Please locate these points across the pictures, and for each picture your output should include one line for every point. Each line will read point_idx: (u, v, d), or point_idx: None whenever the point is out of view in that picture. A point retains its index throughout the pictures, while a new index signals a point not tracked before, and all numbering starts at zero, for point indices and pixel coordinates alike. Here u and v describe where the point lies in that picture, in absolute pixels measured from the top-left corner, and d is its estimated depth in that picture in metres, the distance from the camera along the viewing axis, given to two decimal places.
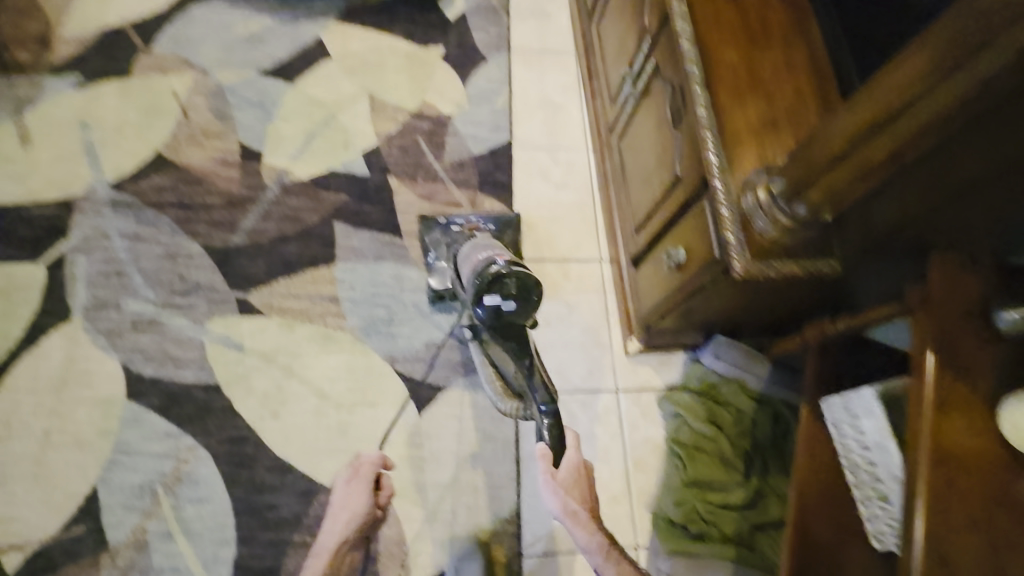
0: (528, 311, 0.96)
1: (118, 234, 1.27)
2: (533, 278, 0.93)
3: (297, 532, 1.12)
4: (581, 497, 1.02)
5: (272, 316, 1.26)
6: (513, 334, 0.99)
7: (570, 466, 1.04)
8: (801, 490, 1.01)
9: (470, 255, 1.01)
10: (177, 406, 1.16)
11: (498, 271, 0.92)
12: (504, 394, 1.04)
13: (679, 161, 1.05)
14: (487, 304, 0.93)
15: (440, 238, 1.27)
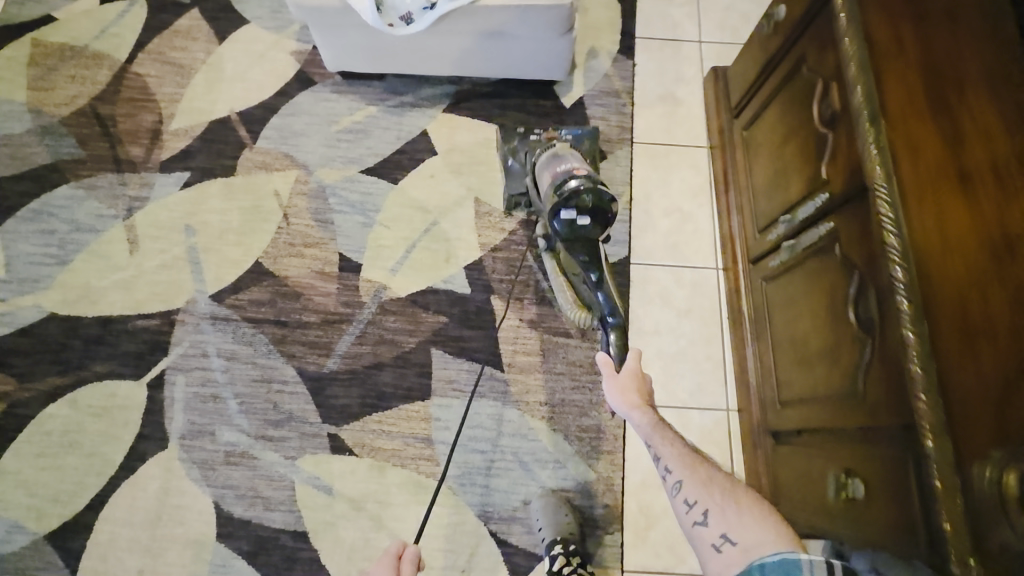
0: (601, 229, 1.03)
1: (215, 353, 1.23)
2: (609, 196, 1.01)
3: None
4: (642, 394, 0.92)
5: (364, 457, 1.17)
6: (592, 249, 1.05)
7: (631, 372, 0.94)
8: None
9: (550, 164, 1.12)
10: (265, 553, 1.11)
11: (576, 188, 1.01)
12: (576, 303, 1.16)
13: (864, 374, 0.84)
14: (563, 218, 1.01)
15: (517, 146, 1.30)
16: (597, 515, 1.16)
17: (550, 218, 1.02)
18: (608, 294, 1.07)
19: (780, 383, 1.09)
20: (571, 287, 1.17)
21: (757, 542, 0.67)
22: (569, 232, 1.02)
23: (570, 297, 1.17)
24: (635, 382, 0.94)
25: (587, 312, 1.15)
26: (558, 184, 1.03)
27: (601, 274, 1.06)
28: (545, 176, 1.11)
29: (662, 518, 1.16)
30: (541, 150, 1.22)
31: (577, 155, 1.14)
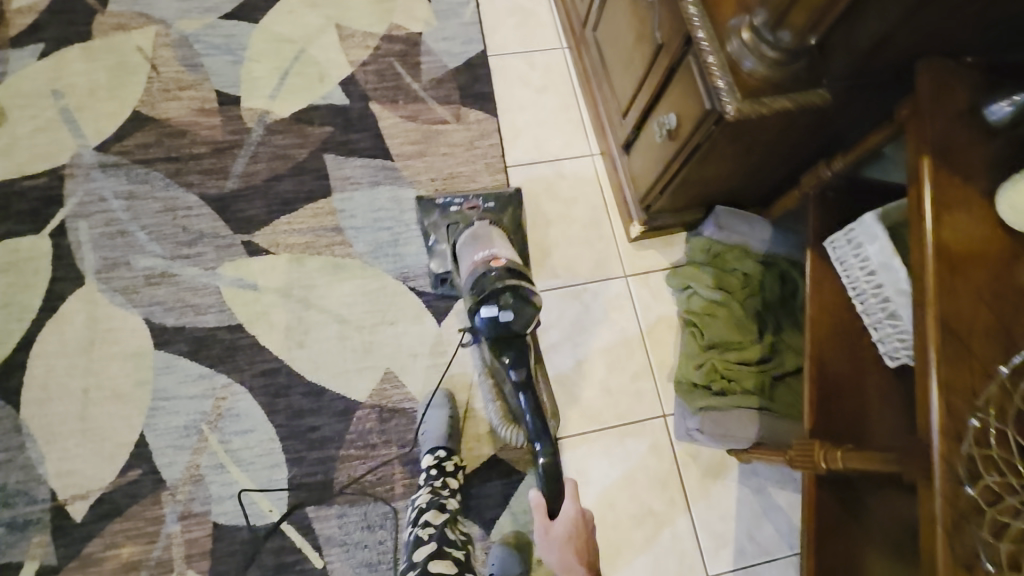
0: (525, 321, 1.01)
1: (113, 196, 1.27)
2: (528, 288, 1.01)
3: (343, 448, 1.16)
4: (579, 547, 0.94)
5: (281, 253, 1.27)
6: (518, 347, 1.02)
7: (565, 519, 0.96)
8: (821, 340, 1.02)
9: (469, 253, 1.14)
10: (206, 348, 1.19)
11: (496, 282, 1.02)
12: (504, 419, 1.16)
13: (657, 27, 1.03)
14: (484, 314, 0.99)
15: (439, 221, 1.29)
16: None
17: (472, 313, 1.02)
18: (532, 393, 1.01)
19: (620, 101, 1.29)
20: (503, 406, 1.18)
21: None
22: (493, 331, 1.00)
23: (499, 412, 1.17)
24: (571, 532, 0.95)
25: (516, 427, 1.15)
26: (478, 281, 1.04)
27: (528, 371, 1.01)
28: (465, 267, 1.13)
29: (556, 249, 1.35)
30: (462, 229, 1.23)
31: (498, 237, 1.16)
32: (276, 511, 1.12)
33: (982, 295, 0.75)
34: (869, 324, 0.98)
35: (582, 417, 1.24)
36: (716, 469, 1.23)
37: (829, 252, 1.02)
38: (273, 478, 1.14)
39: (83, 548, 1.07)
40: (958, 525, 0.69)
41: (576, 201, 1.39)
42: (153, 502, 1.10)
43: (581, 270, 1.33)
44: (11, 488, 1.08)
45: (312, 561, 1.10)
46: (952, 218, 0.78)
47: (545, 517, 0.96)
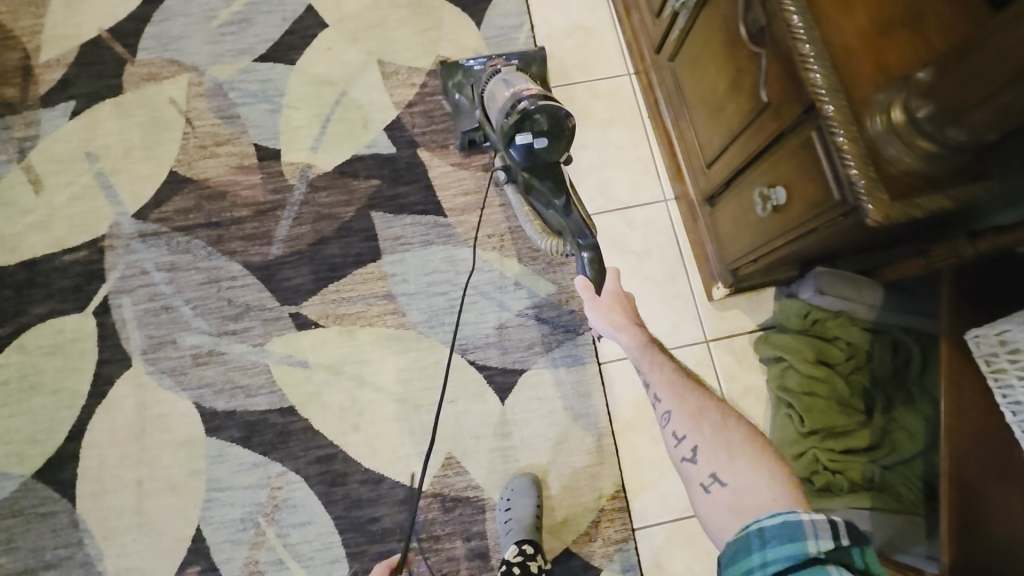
0: (562, 148, 0.97)
1: (155, 267, 1.21)
2: (564, 111, 0.95)
3: (406, 541, 1.09)
4: (624, 315, 0.96)
5: (331, 326, 1.18)
6: (555, 176, 0.99)
7: (611, 295, 0.98)
8: (958, 451, 0.88)
9: (496, 92, 1.05)
10: (258, 434, 1.13)
11: (527, 109, 0.95)
12: (546, 232, 1.12)
13: (767, 85, 0.87)
14: (519, 144, 0.95)
15: (461, 78, 1.24)
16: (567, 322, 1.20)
17: (504, 147, 0.97)
18: (580, 220, 1.03)
19: (704, 149, 1.13)
20: (539, 220, 1.13)
21: (748, 482, 0.73)
22: (529, 160, 0.97)
23: (537, 227, 1.13)
24: (617, 305, 0.97)
25: (557, 239, 1.12)
26: (511, 111, 0.96)
27: (569, 198, 1.00)
28: (494, 99, 1.05)
29: None
30: (487, 76, 1.15)
31: (527, 77, 1.06)
32: None
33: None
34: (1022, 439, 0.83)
35: (662, 503, 1.13)
36: None
37: (969, 348, 0.88)
38: (334, 573, 1.07)
39: None
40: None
41: (648, 255, 1.25)
42: None
43: (655, 334, 1.21)
44: None
45: None
46: None
47: (591, 293, 0.98)
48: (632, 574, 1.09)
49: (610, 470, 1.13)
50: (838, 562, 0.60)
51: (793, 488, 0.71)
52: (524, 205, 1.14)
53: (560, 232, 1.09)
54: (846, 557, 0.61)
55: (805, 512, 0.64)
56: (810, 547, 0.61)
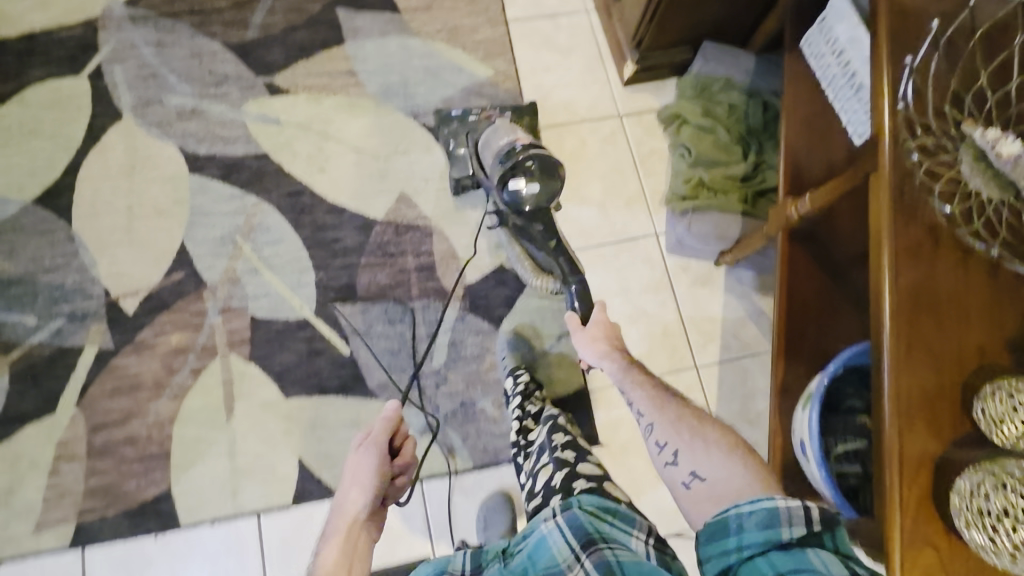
0: (552, 191, 1.12)
1: (143, 43, 1.38)
2: (553, 159, 1.10)
3: (364, 256, 1.29)
4: (610, 339, 1.03)
5: (300, 93, 1.39)
6: (544, 219, 1.16)
7: (597, 321, 1.06)
8: (803, 131, 1.17)
9: (492, 141, 1.21)
10: (235, 173, 1.31)
11: (520, 155, 1.10)
12: (535, 270, 1.24)
13: None
14: (512, 187, 1.10)
15: (457, 129, 1.36)
16: (502, 97, 1.44)
17: (499, 188, 1.11)
18: (565, 258, 1.17)
19: None
20: (531, 262, 1.24)
21: (721, 474, 0.78)
22: (523, 202, 1.12)
23: (529, 266, 1.24)
24: (602, 331, 1.04)
25: (547, 277, 1.23)
26: (506, 155, 1.11)
27: (560, 240, 1.18)
28: (489, 150, 1.20)
29: (553, 93, 1.46)
30: (481, 130, 1.29)
31: (517, 126, 1.23)
32: (306, 308, 1.25)
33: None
34: (838, 107, 1.13)
35: (580, 233, 1.37)
36: (704, 279, 1.36)
37: (805, 52, 1.16)
38: (303, 280, 1.26)
39: (136, 336, 1.20)
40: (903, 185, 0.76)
41: (571, 50, 1.49)
42: (196, 299, 1.23)
43: (576, 109, 1.45)
44: (68, 286, 1.21)
45: (340, 349, 1.23)
46: None
47: (577, 324, 1.06)
48: None
49: None
50: (812, 545, 0.65)
51: (765, 478, 0.76)
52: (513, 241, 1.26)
53: (550, 270, 1.20)
54: (817, 543, 0.65)
55: (780, 500, 0.68)
56: (783, 533, 0.65)
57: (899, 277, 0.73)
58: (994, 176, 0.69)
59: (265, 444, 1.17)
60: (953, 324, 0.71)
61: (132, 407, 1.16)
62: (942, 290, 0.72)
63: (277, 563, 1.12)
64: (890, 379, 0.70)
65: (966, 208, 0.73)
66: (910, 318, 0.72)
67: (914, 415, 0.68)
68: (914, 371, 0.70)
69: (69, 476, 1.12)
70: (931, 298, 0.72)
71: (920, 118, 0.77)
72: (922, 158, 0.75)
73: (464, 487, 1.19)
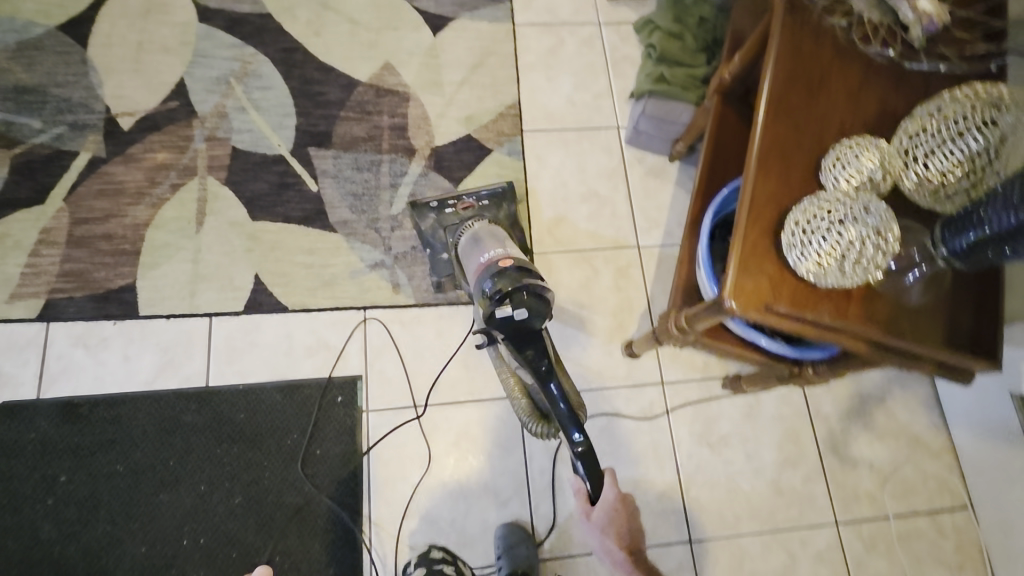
0: (541, 316, 1.01)
1: None
2: (542, 284, 1.01)
3: (344, 111, 1.39)
4: (620, 532, 0.94)
5: None
6: (539, 343, 1.02)
7: (604, 505, 0.94)
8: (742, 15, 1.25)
9: (473, 254, 1.10)
10: (239, 26, 1.43)
11: (505, 283, 1.00)
12: (532, 416, 1.12)
13: None
14: (500, 317, 0.99)
15: (435, 223, 1.25)
16: None
17: (487, 320, 1.00)
18: (569, 409, 0.98)
19: None
20: (528, 403, 1.12)
21: None
22: (508, 329, 1.01)
23: (524, 407, 1.12)
24: (615, 521, 0.94)
25: (545, 422, 1.11)
26: (491, 282, 1.01)
27: (552, 367, 1.01)
28: (471, 268, 1.09)
29: None
30: (461, 231, 1.20)
31: (500, 237, 1.13)
32: (284, 146, 1.35)
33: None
34: None
35: (548, 118, 1.45)
36: (658, 171, 1.43)
37: None
38: (284, 124, 1.36)
39: (127, 150, 1.31)
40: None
41: None
42: (186, 126, 1.34)
43: (560, 14, 1.55)
44: (75, 100, 1.33)
45: (308, 184, 1.32)
46: None
47: (584, 507, 0.96)
48: (516, 157, 1.41)
49: (510, 92, 1.46)
50: None
51: None
52: (509, 372, 1.14)
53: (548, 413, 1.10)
54: None
55: None
56: None
57: (785, 61, 0.79)
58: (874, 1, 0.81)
59: (228, 256, 1.25)
60: (822, 107, 0.77)
61: (112, 209, 1.26)
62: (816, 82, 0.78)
63: (221, 358, 1.19)
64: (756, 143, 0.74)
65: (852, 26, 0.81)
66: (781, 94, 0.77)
67: (770, 168, 0.73)
68: (778, 133, 0.75)
69: (47, 259, 1.22)
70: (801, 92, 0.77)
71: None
72: None
73: (404, 320, 1.25)
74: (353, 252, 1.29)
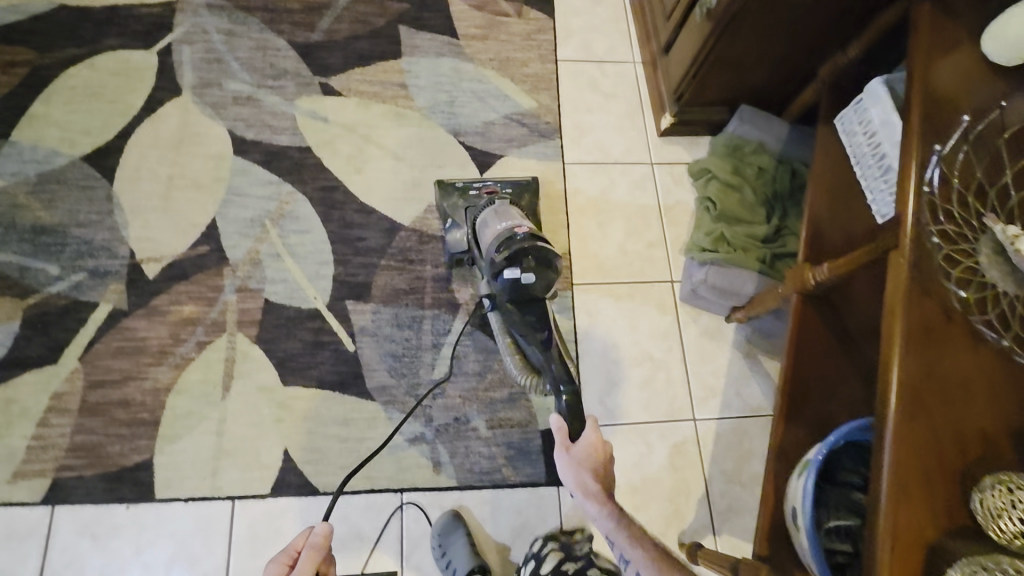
0: (546, 283, 1.07)
1: (215, 30, 1.46)
2: (552, 251, 1.05)
3: (383, 259, 1.30)
4: (596, 469, 0.92)
5: (351, 97, 1.44)
6: (539, 311, 1.10)
7: (586, 447, 0.93)
8: (822, 203, 1.17)
9: (489, 223, 1.13)
10: (277, 161, 1.36)
11: (520, 244, 1.04)
12: (524, 371, 1.16)
13: None
14: (507, 277, 1.04)
15: (457, 202, 1.28)
16: (542, 130, 1.48)
17: (494, 277, 1.05)
18: (559, 364, 1.10)
19: (666, 5, 1.47)
20: (521, 358, 1.16)
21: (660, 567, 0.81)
22: (514, 292, 1.06)
23: (517, 361, 1.16)
24: (592, 459, 0.92)
25: (536, 378, 1.16)
26: (505, 243, 1.05)
27: (550, 335, 1.10)
28: (485, 236, 1.13)
29: (591, 133, 1.50)
30: (484, 207, 1.21)
31: (517, 211, 1.16)
32: (320, 299, 1.25)
33: (969, 80, 0.86)
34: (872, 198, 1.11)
35: (599, 269, 1.36)
36: (714, 332, 1.34)
37: (837, 127, 1.19)
38: (321, 273, 1.28)
39: (150, 301, 1.21)
40: (919, 262, 0.77)
41: (614, 97, 1.55)
42: (216, 274, 1.24)
43: (612, 152, 1.49)
44: (97, 243, 1.24)
45: (345, 344, 1.23)
46: (944, 66, 0.87)
47: (565, 441, 0.93)
48: (566, 316, 1.31)
49: (559, 239, 1.38)
50: None
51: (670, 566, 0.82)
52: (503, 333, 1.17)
53: (540, 370, 1.13)
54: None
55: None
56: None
57: (917, 344, 0.73)
58: (1008, 269, 0.74)
59: (255, 428, 1.15)
60: (961, 397, 0.71)
61: (132, 370, 1.16)
62: (950, 370, 0.73)
63: (243, 554, 1.08)
64: (891, 447, 0.70)
65: (981, 296, 0.75)
66: (914, 392, 0.72)
67: (910, 483, 0.68)
68: (918, 436, 0.70)
69: (57, 430, 1.11)
70: (939, 386, 0.72)
71: (944, 201, 0.79)
72: (942, 240, 0.77)
73: (443, 504, 1.16)
74: (390, 423, 1.19)
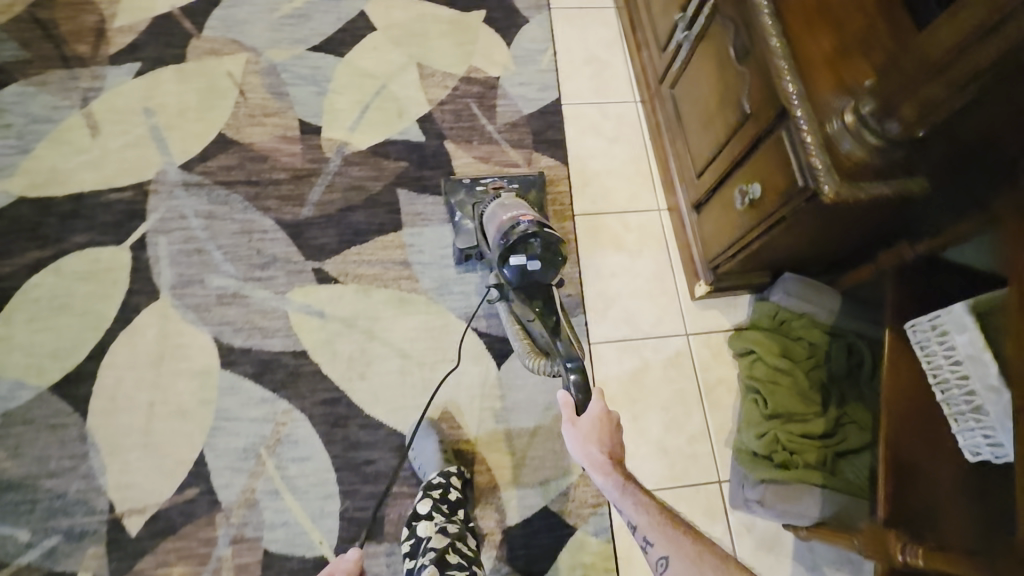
0: (553, 271, 1.00)
1: (194, 214, 1.31)
2: (557, 237, 0.99)
3: (397, 484, 1.16)
4: (602, 438, 0.94)
5: (349, 283, 1.29)
6: (544, 293, 1.02)
7: (592, 416, 0.94)
8: (894, 428, 0.99)
9: (496, 214, 1.10)
10: (270, 372, 1.21)
11: (524, 231, 0.99)
12: (532, 351, 1.11)
13: (747, 98, 1.06)
14: (513, 263, 0.98)
15: (465, 198, 1.27)
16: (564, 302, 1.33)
17: (499, 264, 1.00)
18: (565, 338, 0.99)
19: (696, 160, 1.31)
20: (528, 341, 1.13)
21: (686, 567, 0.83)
22: (522, 280, 1.00)
23: (526, 345, 1.13)
24: (598, 429, 0.94)
25: (543, 359, 1.10)
26: (508, 231, 1.00)
27: (559, 317, 1.01)
28: (491, 225, 1.08)
29: (617, 301, 1.35)
30: (491, 201, 1.19)
31: (522, 203, 1.12)
32: (326, 544, 1.11)
33: None
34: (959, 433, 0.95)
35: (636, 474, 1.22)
36: (770, 542, 1.20)
37: (911, 336, 1.03)
38: (326, 509, 1.13)
39: (134, 564, 1.07)
40: None
41: (641, 254, 1.40)
42: (207, 524, 1.10)
43: (641, 323, 1.34)
44: (70, 496, 1.09)
45: None
46: None
47: (572, 415, 0.94)
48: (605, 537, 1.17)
49: None
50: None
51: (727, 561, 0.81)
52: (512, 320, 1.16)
53: (546, 351, 1.08)
54: None
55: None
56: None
57: None
58: None
59: None
60: None
61: None
62: None
63: None
64: None
65: None
66: None
67: None
68: None
69: None
70: None
71: None
72: None
73: None
74: None
